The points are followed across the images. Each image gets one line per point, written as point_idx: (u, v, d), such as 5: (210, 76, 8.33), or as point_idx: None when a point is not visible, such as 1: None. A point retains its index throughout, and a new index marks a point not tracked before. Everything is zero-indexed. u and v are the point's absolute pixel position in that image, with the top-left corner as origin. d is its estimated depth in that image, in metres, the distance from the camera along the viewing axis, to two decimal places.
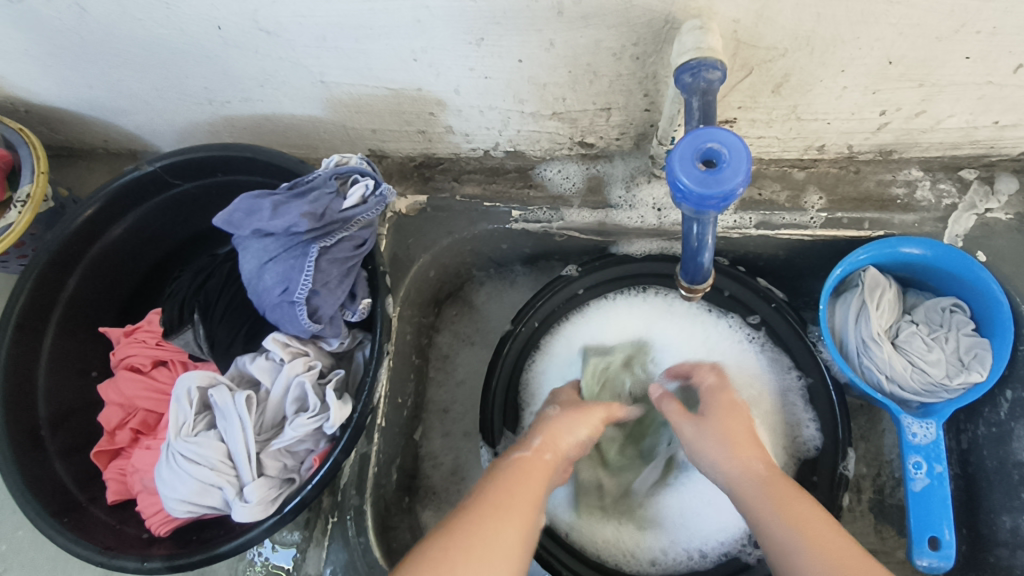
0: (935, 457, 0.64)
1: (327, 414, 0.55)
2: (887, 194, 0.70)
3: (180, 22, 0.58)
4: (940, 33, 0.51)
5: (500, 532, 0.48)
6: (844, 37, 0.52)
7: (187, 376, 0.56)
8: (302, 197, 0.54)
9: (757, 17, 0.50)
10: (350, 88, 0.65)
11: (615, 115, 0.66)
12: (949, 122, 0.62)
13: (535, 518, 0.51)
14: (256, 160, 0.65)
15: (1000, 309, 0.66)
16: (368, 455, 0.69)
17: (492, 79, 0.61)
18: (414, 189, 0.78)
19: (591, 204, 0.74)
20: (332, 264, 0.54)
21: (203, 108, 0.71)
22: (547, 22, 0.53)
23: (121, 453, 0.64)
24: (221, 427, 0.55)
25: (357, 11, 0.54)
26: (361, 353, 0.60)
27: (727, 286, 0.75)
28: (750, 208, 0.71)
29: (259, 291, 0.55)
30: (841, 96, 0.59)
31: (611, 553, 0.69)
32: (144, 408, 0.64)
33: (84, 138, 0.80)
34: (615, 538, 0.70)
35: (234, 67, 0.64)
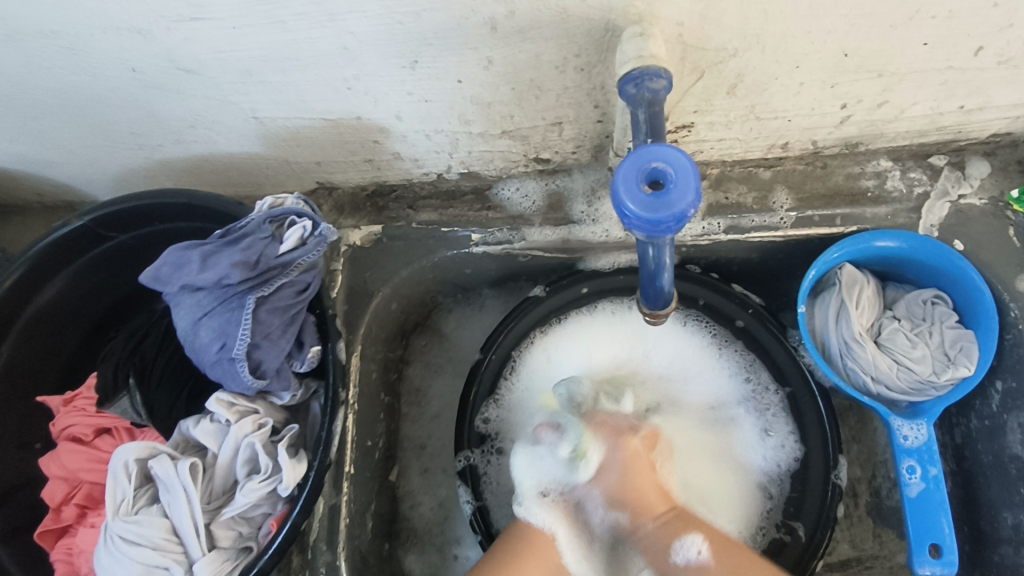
0: (929, 459, 0.61)
1: (280, 475, 0.51)
2: (857, 188, 0.68)
3: (94, 67, 0.54)
4: (894, 21, 0.48)
5: None
6: (794, 33, 0.49)
7: (123, 449, 0.51)
8: (234, 246, 0.50)
9: (702, 18, 0.47)
10: (286, 122, 0.62)
11: (568, 129, 0.62)
12: (913, 110, 0.60)
13: None
14: (192, 206, 0.61)
15: (982, 298, 0.63)
16: (337, 506, 0.65)
17: (434, 101, 0.58)
18: (368, 220, 0.74)
19: (553, 221, 0.71)
20: (272, 314, 0.51)
21: (135, 153, 0.67)
22: (481, 39, 0.49)
23: (68, 530, 0.59)
24: (164, 501, 0.50)
25: (279, 43, 0.50)
26: (317, 404, 0.56)
27: (702, 294, 0.73)
28: (718, 212, 0.68)
29: (196, 349, 0.51)
30: (798, 92, 0.57)
31: None
32: (88, 480, 0.59)
33: (16, 193, 0.76)
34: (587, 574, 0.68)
35: (160, 110, 0.60)
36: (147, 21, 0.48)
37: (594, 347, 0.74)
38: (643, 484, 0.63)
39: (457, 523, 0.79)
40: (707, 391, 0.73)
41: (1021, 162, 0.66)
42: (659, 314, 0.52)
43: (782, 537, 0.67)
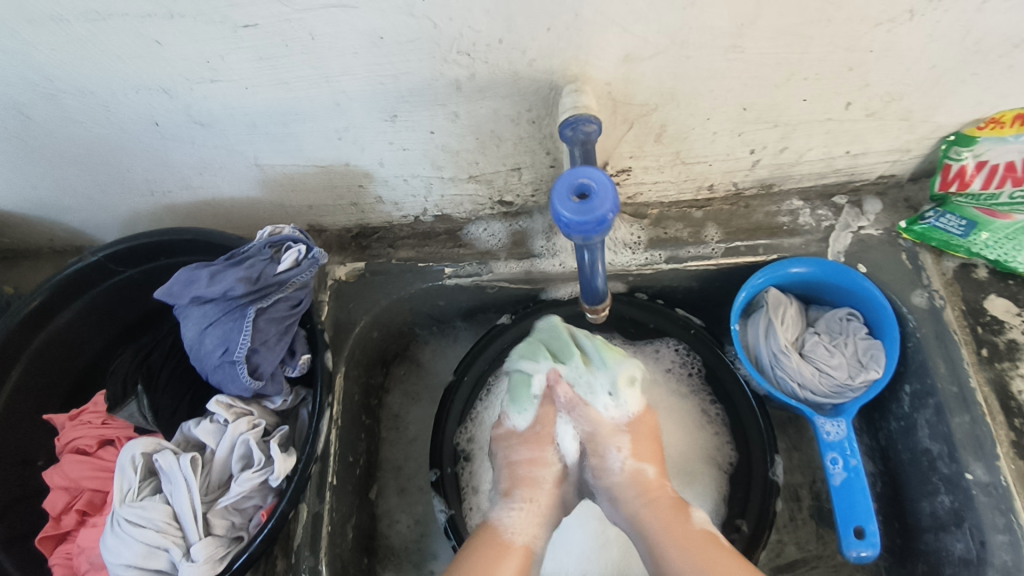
0: (849, 451, 0.70)
1: (272, 467, 0.57)
2: (775, 223, 0.80)
3: (120, 120, 0.64)
4: (776, 81, 0.61)
5: None
6: (700, 90, 0.61)
7: (130, 444, 0.57)
8: (238, 265, 0.59)
9: (625, 79, 0.59)
10: (284, 169, 0.72)
11: (526, 173, 0.74)
12: (810, 155, 0.73)
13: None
14: (196, 241, 0.70)
15: (885, 312, 0.73)
16: (320, 513, 0.71)
17: (410, 150, 0.69)
18: (353, 258, 0.84)
19: (517, 255, 0.81)
20: (269, 323, 0.59)
21: (146, 198, 0.77)
22: (448, 97, 0.61)
23: (67, 536, 0.64)
24: (166, 491, 0.56)
25: (282, 100, 0.61)
26: (305, 410, 0.64)
27: (652, 319, 0.82)
28: (658, 245, 0.79)
29: (201, 355, 0.59)
30: (713, 139, 0.69)
31: None
32: (90, 488, 0.64)
33: (30, 238, 0.84)
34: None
35: (175, 159, 0.70)
36: (170, 83, 0.59)
37: None
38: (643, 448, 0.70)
39: (433, 538, 0.84)
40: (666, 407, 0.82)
41: (908, 199, 0.79)
42: (597, 310, 0.68)
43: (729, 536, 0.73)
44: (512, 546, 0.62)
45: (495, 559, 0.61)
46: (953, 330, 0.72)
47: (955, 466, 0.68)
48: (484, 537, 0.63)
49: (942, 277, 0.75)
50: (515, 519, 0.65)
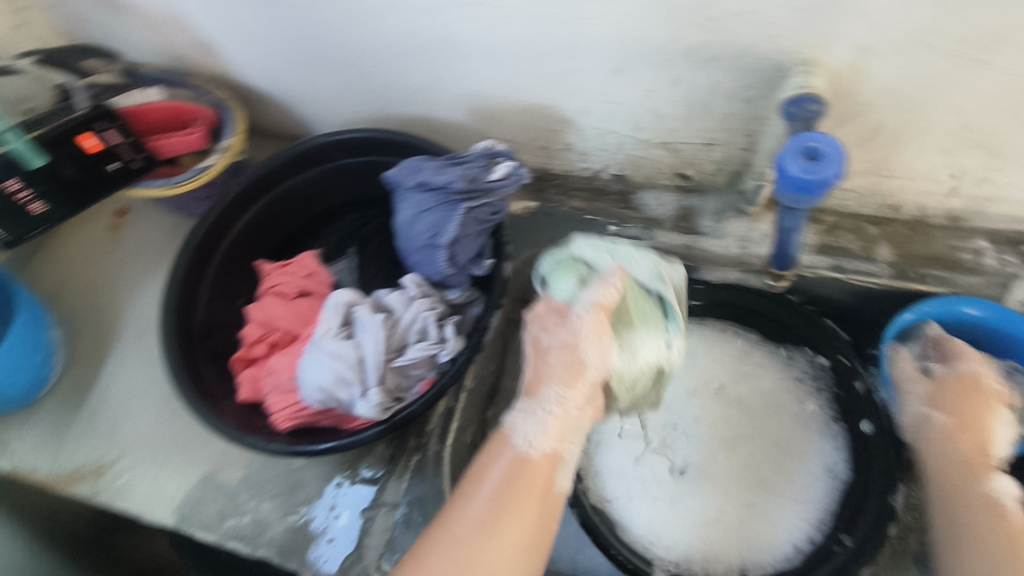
0: None
1: (445, 345, 0.66)
2: (954, 258, 0.78)
3: (385, 28, 0.73)
4: (1009, 107, 0.60)
5: (495, 544, 0.52)
6: (927, 100, 0.62)
7: (339, 293, 0.67)
8: (458, 165, 0.66)
9: (855, 73, 0.61)
10: (499, 100, 0.80)
11: (717, 151, 0.77)
12: (1014, 195, 0.71)
13: (539, 513, 0.54)
14: (409, 146, 0.77)
15: None
16: (452, 409, 0.79)
17: (619, 105, 0.74)
18: (528, 196, 0.91)
19: (681, 229, 0.84)
20: (472, 222, 0.67)
21: (373, 103, 0.87)
22: (678, 60, 0.66)
23: (255, 363, 0.75)
24: (358, 338, 0.65)
25: (528, 33, 0.68)
26: (474, 309, 0.71)
27: (796, 324, 0.84)
28: (825, 252, 0.80)
29: (412, 235, 0.69)
30: (918, 155, 0.69)
31: (669, 558, 0.77)
32: (282, 326, 0.76)
33: (264, 118, 0.97)
34: (673, 543, 0.78)
35: (412, 72, 0.79)
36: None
37: (705, 350, 0.88)
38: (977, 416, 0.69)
39: None
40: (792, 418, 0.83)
41: None
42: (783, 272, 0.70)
43: (830, 547, 0.73)
44: (530, 467, 0.56)
45: (522, 484, 0.55)
46: None
47: None
48: (503, 453, 0.58)
49: None
50: (542, 434, 0.58)
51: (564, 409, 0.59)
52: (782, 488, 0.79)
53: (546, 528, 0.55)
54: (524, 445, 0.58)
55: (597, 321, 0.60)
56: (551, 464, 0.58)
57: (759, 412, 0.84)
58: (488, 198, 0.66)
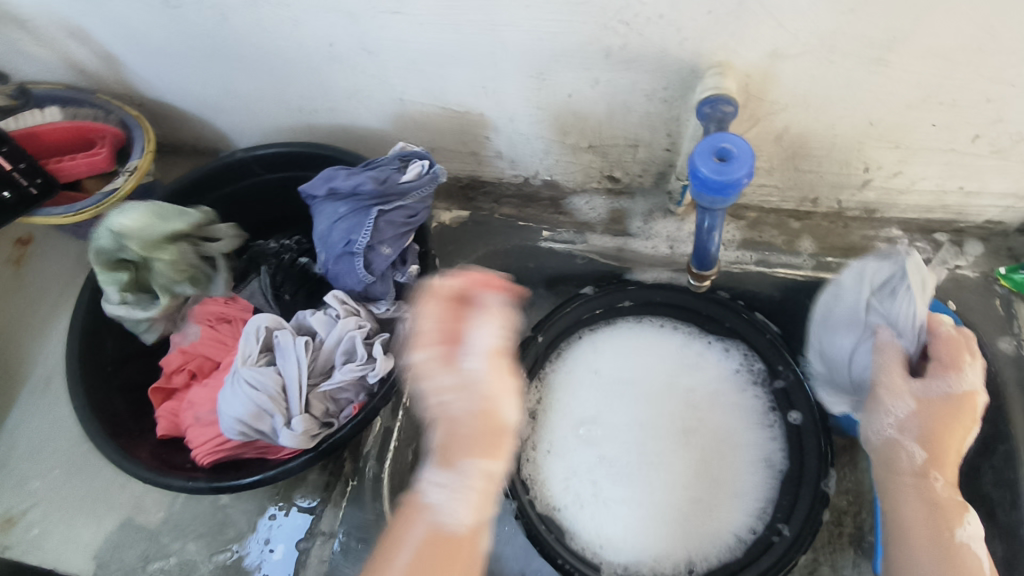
0: None
1: (373, 364, 0.63)
2: (871, 247, 0.81)
3: (300, 36, 0.70)
4: (911, 101, 0.63)
5: None
6: (834, 98, 0.64)
7: (257, 316, 0.63)
8: (370, 170, 0.65)
9: (765, 74, 0.62)
10: (421, 108, 0.77)
11: (642, 153, 0.77)
12: (922, 184, 0.74)
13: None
14: (333, 159, 0.76)
15: None
16: (390, 429, 0.76)
17: (543, 110, 0.74)
18: (458, 206, 0.90)
19: (612, 232, 0.85)
20: (388, 225, 0.64)
21: (292, 115, 0.83)
22: (598, 62, 0.65)
23: (175, 394, 0.71)
24: (279, 364, 0.62)
25: (446, 41, 0.66)
26: (401, 324, 0.68)
27: (729, 319, 0.85)
28: (750, 247, 0.82)
29: (326, 244, 0.65)
30: (831, 151, 0.71)
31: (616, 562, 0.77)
32: (203, 354, 0.71)
33: (177, 135, 0.92)
34: (620, 548, 0.77)
35: (330, 81, 0.76)
36: (360, 8, 0.64)
37: (642, 350, 0.87)
38: (946, 438, 0.60)
39: None
40: (731, 412, 0.83)
41: (1010, 250, 0.79)
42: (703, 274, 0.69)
43: (770, 538, 0.76)
44: (457, 544, 0.53)
45: (403, 534, 0.54)
46: None
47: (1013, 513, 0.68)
48: (418, 517, 0.54)
49: None
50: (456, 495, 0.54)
51: (489, 480, 0.56)
52: (727, 482, 0.80)
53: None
54: (450, 522, 0.54)
55: (501, 377, 0.57)
56: (431, 529, 0.53)
57: (701, 407, 0.84)
58: (402, 199, 0.65)
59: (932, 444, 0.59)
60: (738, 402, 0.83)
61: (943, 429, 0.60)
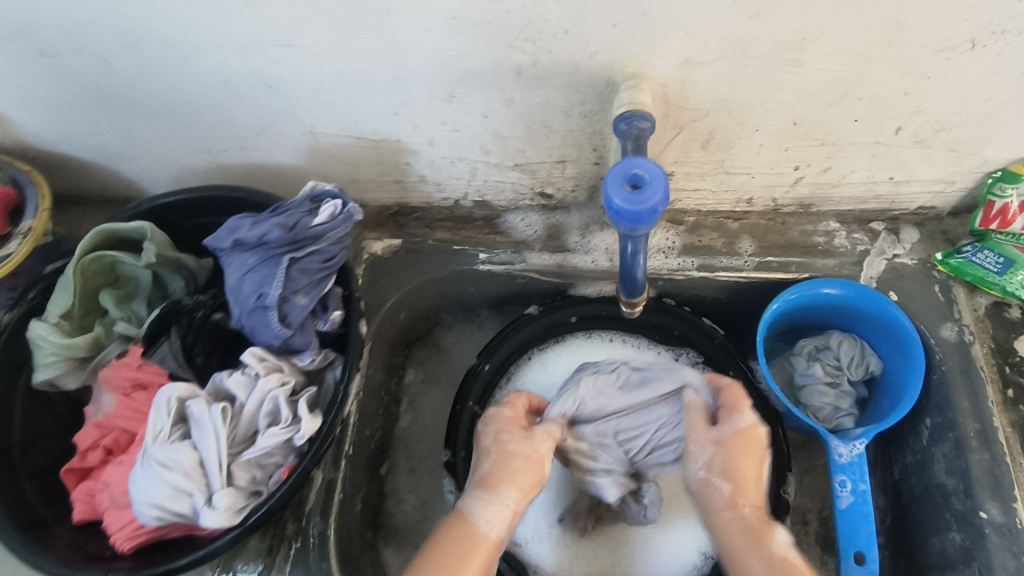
0: (859, 476, 0.69)
1: (298, 426, 0.59)
2: (810, 242, 0.80)
3: (193, 76, 0.65)
4: (830, 98, 0.61)
5: None
6: (753, 101, 0.62)
7: (168, 387, 0.58)
8: (278, 215, 0.61)
9: (682, 82, 0.60)
10: (335, 139, 0.73)
11: (570, 167, 0.75)
12: (852, 177, 0.73)
13: None
14: (247, 201, 0.73)
15: (913, 345, 0.73)
16: (333, 481, 0.72)
17: (462, 132, 0.70)
18: (389, 235, 0.86)
19: (551, 248, 0.82)
20: (301, 273, 0.60)
21: (201, 155, 0.78)
22: (508, 82, 0.62)
23: (90, 473, 0.66)
24: (194, 437, 0.57)
25: (347, 70, 0.62)
26: (331, 374, 0.65)
27: (677, 326, 0.83)
28: (692, 252, 0.80)
29: (237, 298, 0.60)
30: (759, 152, 0.69)
31: None
32: (120, 427, 0.66)
33: (83, 184, 0.86)
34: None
35: (233, 119, 0.71)
36: (251, 43, 0.60)
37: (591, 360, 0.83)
38: (745, 470, 0.64)
39: (437, 522, 0.84)
40: None
41: (945, 233, 0.79)
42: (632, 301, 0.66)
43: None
44: (477, 544, 0.60)
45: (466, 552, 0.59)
46: (981, 366, 0.72)
47: (970, 503, 0.68)
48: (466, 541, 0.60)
49: (974, 312, 0.75)
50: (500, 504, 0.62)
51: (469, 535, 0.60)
52: (685, 496, 0.78)
53: None
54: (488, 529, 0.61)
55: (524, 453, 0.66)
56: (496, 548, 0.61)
57: None
58: (314, 243, 0.61)
59: (734, 478, 0.64)
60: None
61: (750, 466, 0.64)
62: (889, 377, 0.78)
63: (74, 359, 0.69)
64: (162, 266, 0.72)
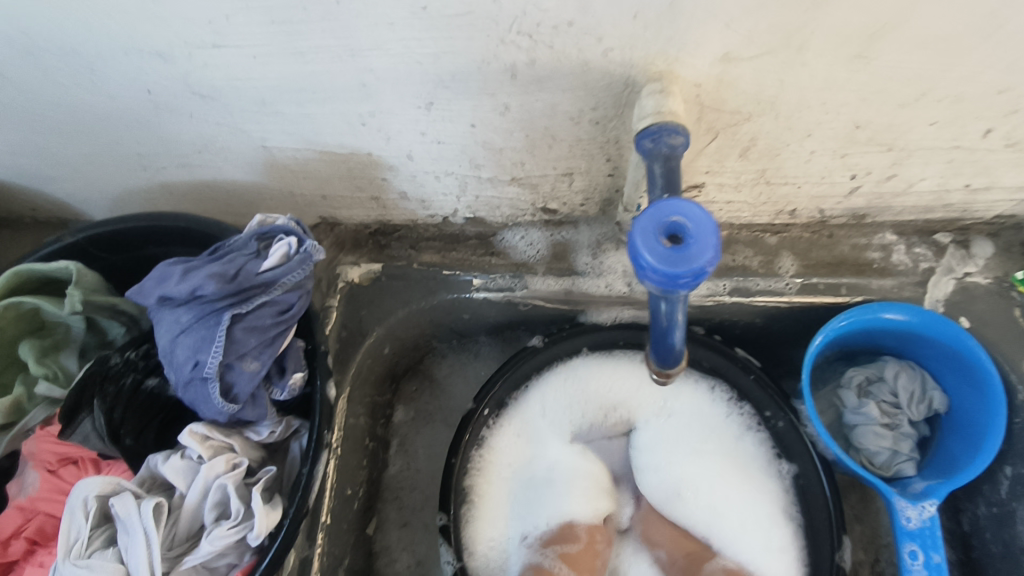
0: (932, 545, 0.58)
1: (251, 523, 0.48)
2: (863, 258, 0.68)
3: (110, 85, 0.53)
4: (904, 99, 0.49)
5: None
6: (809, 103, 0.49)
7: (83, 483, 0.47)
8: (216, 261, 0.49)
9: (719, 82, 0.47)
10: (294, 153, 0.61)
11: (578, 180, 0.62)
12: (920, 185, 0.60)
13: None
14: (191, 231, 0.61)
15: (991, 383, 0.62)
16: (308, 559, 0.61)
17: (446, 144, 0.58)
18: (369, 258, 0.73)
19: (557, 272, 0.70)
20: (248, 333, 0.48)
21: (140, 173, 0.66)
22: (499, 85, 0.49)
23: (14, 567, 0.55)
24: (121, 544, 0.46)
25: (298, 75, 0.50)
26: (297, 445, 0.54)
27: (706, 357, 0.71)
28: (723, 274, 0.68)
29: (171, 365, 0.49)
30: (809, 160, 0.57)
31: None
32: (44, 511, 0.55)
33: (12, 206, 0.74)
34: None
35: (169, 132, 0.59)
36: (170, 46, 0.48)
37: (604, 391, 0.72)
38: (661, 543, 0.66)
39: None
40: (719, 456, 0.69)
41: None
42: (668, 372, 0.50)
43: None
44: None
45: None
46: None
47: None
48: None
49: None
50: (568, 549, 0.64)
51: None
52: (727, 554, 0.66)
53: None
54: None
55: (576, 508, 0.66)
56: None
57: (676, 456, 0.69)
58: (262, 294, 0.49)
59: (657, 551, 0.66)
60: (738, 451, 0.69)
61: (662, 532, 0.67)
62: (956, 415, 0.67)
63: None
64: (93, 311, 0.61)
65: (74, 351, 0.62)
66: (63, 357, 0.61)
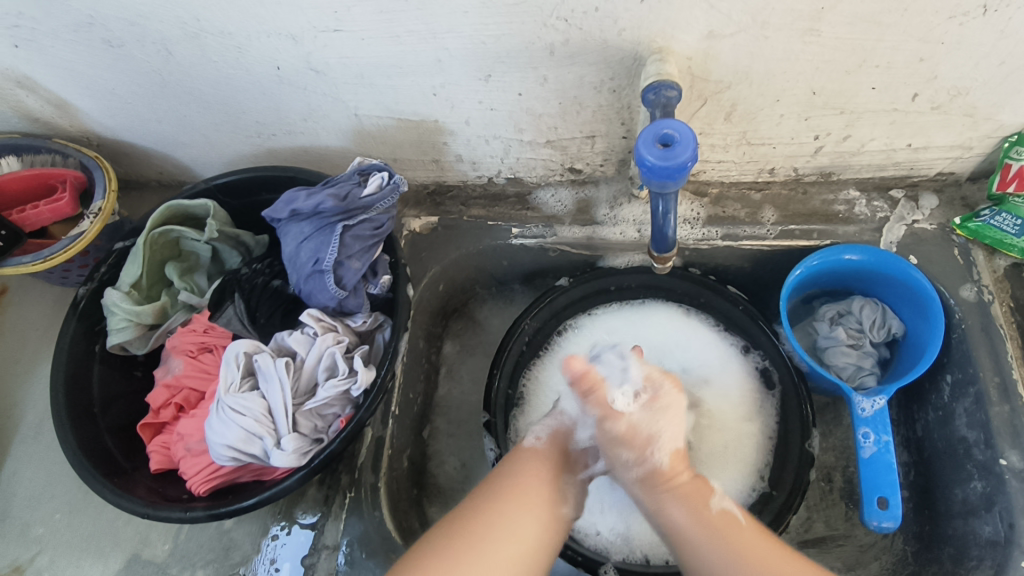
0: (882, 428, 0.73)
1: (355, 378, 0.64)
2: (831, 211, 0.83)
3: (247, 64, 0.71)
4: (848, 67, 0.65)
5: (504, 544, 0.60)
6: (774, 72, 0.66)
7: (235, 343, 0.66)
8: (330, 188, 0.66)
9: (706, 55, 0.64)
10: (377, 120, 0.78)
11: (599, 142, 0.79)
12: (871, 145, 0.76)
13: (541, 520, 0.63)
14: (296, 179, 0.77)
15: (934, 305, 0.76)
16: (382, 438, 0.78)
17: (497, 110, 0.75)
18: (427, 213, 0.90)
19: (580, 222, 0.86)
20: (354, 240, 0.66)
21: (252, 140, 0.84)
22: (541, 60, 0.67)
23: (164, 427, 0.72)
24: (263, 388, 0.64)
25: (391, 52, 0.67)
26: (381, 335, 0.70)
27: (702, 294, 0.86)
28: (716, 223, 0.83)
29: (296, 264, 0.67)
30: (780, 122, 0.73)
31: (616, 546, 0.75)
32: (189, 386, 0.71)
33: (141, 171, 0.93)
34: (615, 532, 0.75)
35: (285, 103, 0.76)
36: (300, 30, 0.65)
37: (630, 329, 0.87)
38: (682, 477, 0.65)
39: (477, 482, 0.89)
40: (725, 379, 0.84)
41: (964, 199, 0.81)
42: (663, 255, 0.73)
43: None
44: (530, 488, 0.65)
45: (513, 510, 0.62)
46: (999, 324, 0.75)
47: (990, 452, 0.71)
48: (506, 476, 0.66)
49: (993, 274, 0.78)
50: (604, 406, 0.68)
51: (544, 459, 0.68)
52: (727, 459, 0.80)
53: (545, 542, 0.63)
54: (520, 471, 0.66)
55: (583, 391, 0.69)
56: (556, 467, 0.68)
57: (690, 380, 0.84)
58: (363, 213, 0.66)
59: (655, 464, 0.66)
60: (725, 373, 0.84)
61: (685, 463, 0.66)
62: (911, 338, 0.81)
63: (141, 325, 0.75)
64: (222, 241, 0.79)
65: (204, 272, 0.80)
66: (196, 276, 0.79)
